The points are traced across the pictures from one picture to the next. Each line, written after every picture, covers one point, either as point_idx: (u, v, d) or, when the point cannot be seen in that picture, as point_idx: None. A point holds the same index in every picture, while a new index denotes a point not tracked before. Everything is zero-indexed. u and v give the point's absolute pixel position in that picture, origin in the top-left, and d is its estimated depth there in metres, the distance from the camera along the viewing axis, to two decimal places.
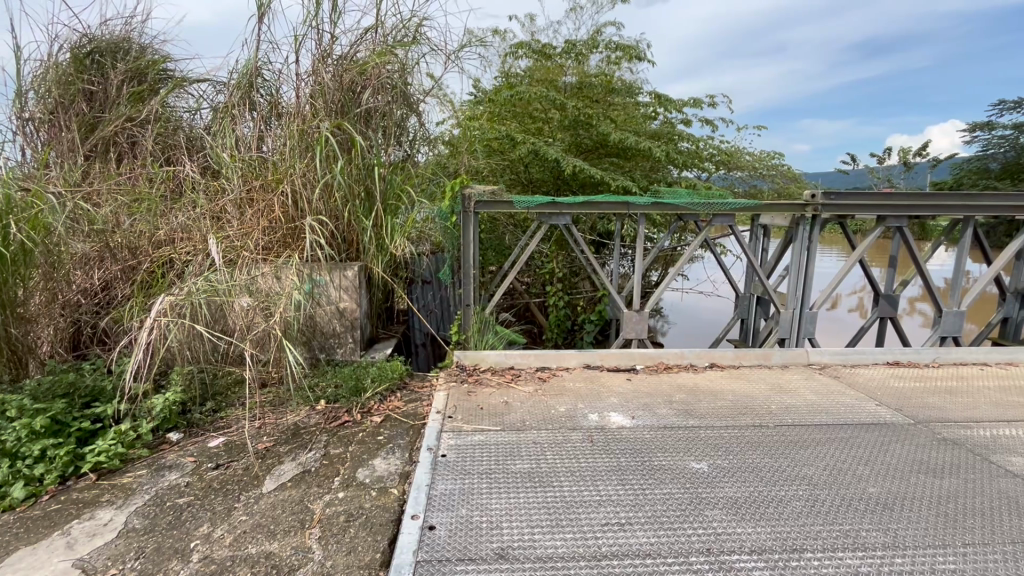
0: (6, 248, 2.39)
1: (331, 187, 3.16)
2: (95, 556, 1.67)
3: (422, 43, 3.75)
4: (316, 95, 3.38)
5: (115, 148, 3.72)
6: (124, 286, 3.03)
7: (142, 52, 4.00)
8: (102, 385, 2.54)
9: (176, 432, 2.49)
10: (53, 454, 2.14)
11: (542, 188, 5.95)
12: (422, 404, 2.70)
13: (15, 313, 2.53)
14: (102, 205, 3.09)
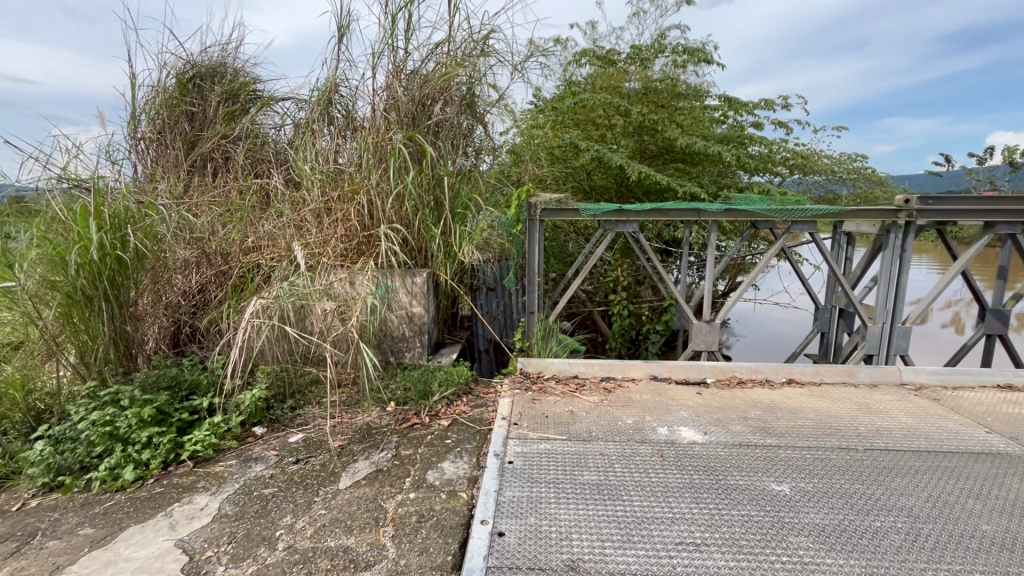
0: (124, 254, 2.70)
1: (403, 196, 3.29)
2: (193, 538, 1.81)
3: (490, 55, 3.84)
4: (390, 109, 3.54)
5: (211, 163, 4.07)
6: (218, 289, 3.29)
7: (236, 75, 4.37)
8: (199, 380, 2.76)
9: (261, 427, 2.67)
10: (157, 441, 2.37)
11: (604, 196, 5.89)
12: (487, 410, 2.73)
13: (129, 312, 2.83)
14: (201, 215, 3.39)
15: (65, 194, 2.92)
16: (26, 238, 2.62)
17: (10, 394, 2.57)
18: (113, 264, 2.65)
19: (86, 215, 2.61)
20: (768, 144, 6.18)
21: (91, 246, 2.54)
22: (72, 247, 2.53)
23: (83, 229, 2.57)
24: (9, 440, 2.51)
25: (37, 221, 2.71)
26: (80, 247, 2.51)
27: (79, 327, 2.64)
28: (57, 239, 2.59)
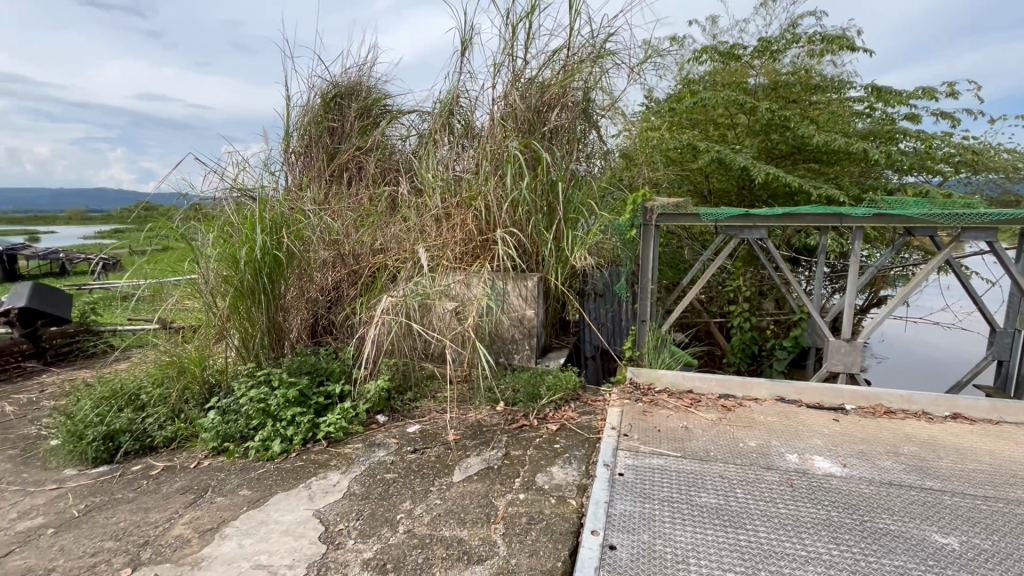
0: (279, 254, 3.11)
1: (518, 202, 3.38)
2: (328, 511, 2.02)
3: (607, 59, 3.80)
4: (507, 117, 3.66)
5: (347, 173, 4.52)
6: (350, 287, 3.63)
7: (370, 92, 4.81)
8: (333, 367, 3.05)
9: (383, 415, 2.91)
10: (300, 420, 2.70)
11: (723, 200, 5.53)
12: (596, 418, 2.69)
13: (280, 304, 3.24)
14: (339, 220, 3.77)
15: (237, 202, 3.44)
16: (208, 239, 3.13)
17: (192, 369, 3.07)
18: (271, 262, 3.07)
19: (252, 220, 3.05)
20: (927, 139, 5.36)
21: (255, 247, 2.97)
22: (241, 248, 2.97)
23: (250, 233, 3.01)
24: (190, 407, 3.02)
25: (216, 224, 3.22)
26: (248, 247, 2.94)
27: (243, 315, 3.08)
28: (230, 240, 3.06)
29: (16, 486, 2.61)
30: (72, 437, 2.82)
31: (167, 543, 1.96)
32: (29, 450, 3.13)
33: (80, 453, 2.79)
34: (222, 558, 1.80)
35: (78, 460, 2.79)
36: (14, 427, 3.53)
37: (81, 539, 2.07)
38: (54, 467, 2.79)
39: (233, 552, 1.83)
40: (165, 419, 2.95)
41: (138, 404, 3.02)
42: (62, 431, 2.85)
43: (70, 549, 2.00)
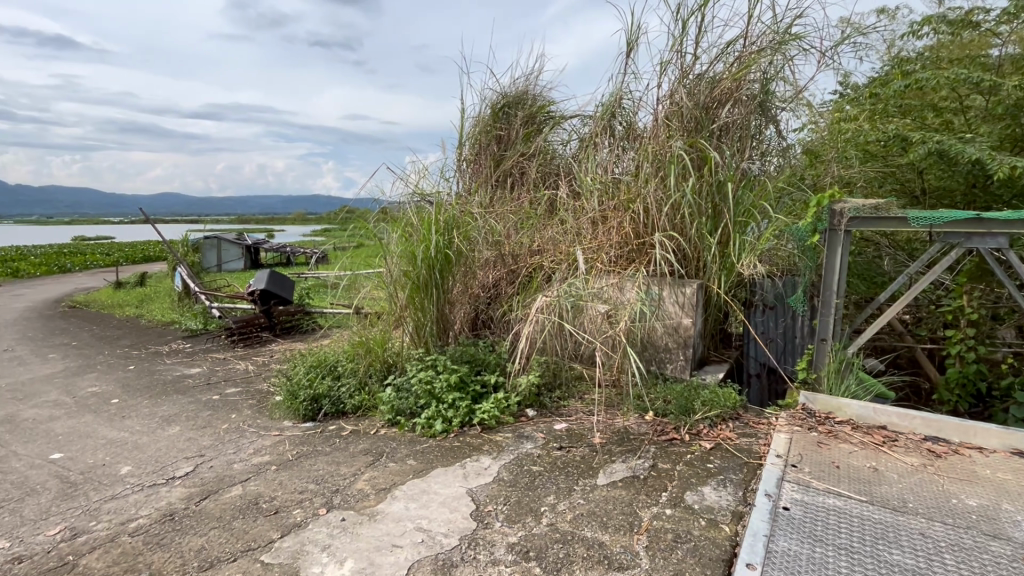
0: (450, 252, 3.46)
1: (679, 204, 3.23)
2: (480, 491, 2.19)
3: (793, 46, 3.41)
4: (672, 116, 3.51)
5: (511, 177, 4.80)
6: (508, 285, 3.85)
7: (534, 100, 5.04)
8: (488, 359, 3.25)
9: (532, 409, 3.05)
10: (459, 404, 2.98)
11: (942, 201, 4.55)
12: (758, 443, 2.44)
13: (448, 298, 3.60)
14: (501, 221, 4.02)
15: (418, 204, 3.90)
16: (394, 237, 3.62)
17: (376, 349, 3.59)
18: (443, 259, 3.44)
19: (429, 222, 3.45)
20: None
21: (431, 246, 3.38)
22: (419, 246, 3.40)
23: (427, 233, 3.43)
24: (373, 381, 3.53)
25: (401, 224, 3.69)
26: (425, 246, 3.36)
27: (418, 306, 3.50)
28: (411, 239, 3.50)
29: (253, 428, 3.34)
30: (290, 395, 3.51)
31: (352, 494, 2.33)
32: (262, 402, 3.97)
33: (294, 409, 3.45)
34: (392, 516, 2.07)
35: (293, 415, 3.45)
36: (254, 382, 4.51)
37: (293, 478, 2.57)
38: (277, 418, 3.50)
39: (401, 512, 2.09)
40: (354, 390, 3.49)
41: (335, 374, 3.62)
42: (284, 390, 3.57)
43: (286, 485, 2.50)
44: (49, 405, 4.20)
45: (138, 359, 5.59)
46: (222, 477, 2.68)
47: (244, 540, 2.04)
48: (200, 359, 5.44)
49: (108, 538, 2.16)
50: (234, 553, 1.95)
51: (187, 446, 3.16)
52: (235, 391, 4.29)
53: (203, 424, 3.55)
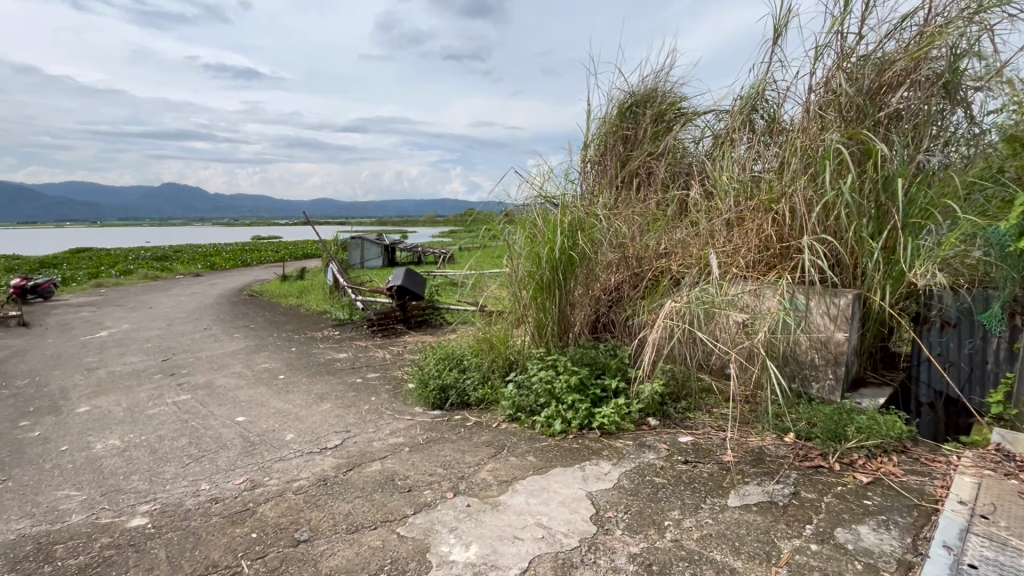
0: (573, 254, 3.49)
1: (834, 205, 2.89)
2: (599, 496, 2.17)
3: (994, 13, 2.85)
4: (828, 106, 3.14)
5: (637, 178, 4.67)
6: (632, 289, 3.77)
7: (665, 97, 4.85)
8: (608, 363, 3.21)
9: (654, 419, 2.94)
10: (578, 406, 2.98)
11: None
12: (932, 484, 2.08)
13: (570, 299, 3.62)
14: (626, 223, 3.94)
15: (543, 207, 3.97)
16: (519, 238, 3.73)
17: (499, 345, 3.73)
18: (566, 261, 3.48)
19: (554, 224, 3.50)
20: None
21: (555, 247, 3.43)
22: (544, 247, 3.47)
23: (552, 235, 3.49)
24: (495, 377, 3.67)
25: (525, 225, 3.78)
26: (549, 248, 3.42)
27: (540, 305, 3.57)
28: (536, 241, 3.59)
29: (389, 411, 3.69)
30: (421, 384, 3.81)
31: (476, 482, 2.46)
32: (397, 388, 4.36)
33: (424, 397, 3.73)
34: (514, 508, 2.15)
35: (423, 402, 3.73)
36: (390, 369, 4.98)
37: (424, 460, 2.79)
38: (409, 403, 3.81)
39: (522, 506, 2.16)
40: (478, 383, 3.68)
41: (461, 367, 3.84)
42: (416, 378, 3.88)
43: (418, 466, 2.72)
44: (235, 376, 5.05)
45: (299, 342, 6.49)
46: (364, 452, 3.00)
47: (384, 511, 2.27)
48: (346, 345, 6.14)
49: (277, 493, 2.54)
50: (375, 522, 2.18)
51: (337, 422, 3.58)
52: (375, 376, 4.77)
53: (350, 403, 4.00)
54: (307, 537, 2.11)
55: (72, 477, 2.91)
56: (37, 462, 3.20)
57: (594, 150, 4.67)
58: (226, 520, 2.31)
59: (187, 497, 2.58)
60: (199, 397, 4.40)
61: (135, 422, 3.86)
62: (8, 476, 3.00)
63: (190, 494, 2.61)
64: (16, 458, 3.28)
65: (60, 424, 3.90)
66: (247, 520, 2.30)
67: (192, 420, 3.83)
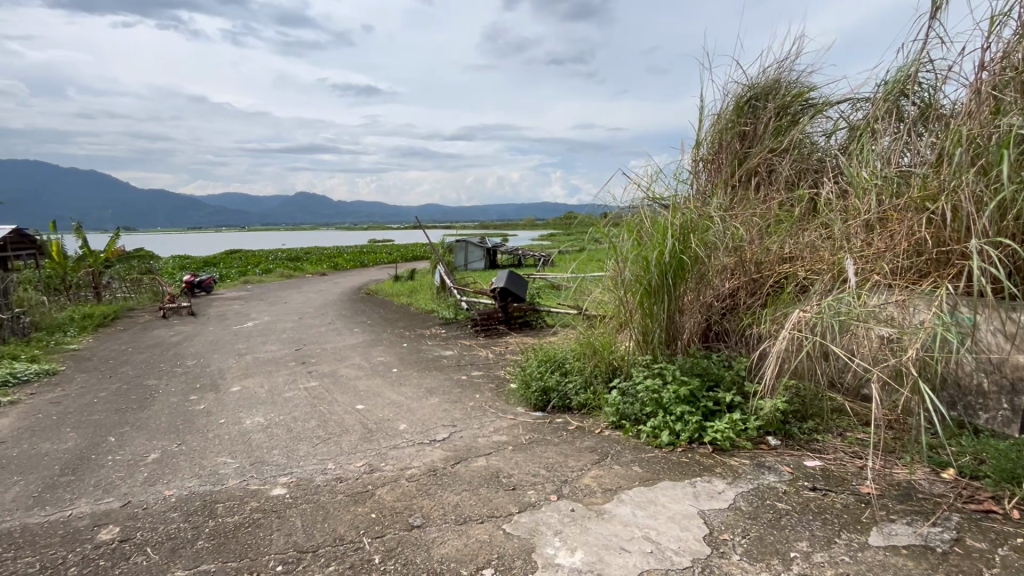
0: (684, 258, 3.33)
1: (1013, 202, 2.45)
2: (713, 515, 2.04)
3: None
4: (1005, 86, 2.68)
5: (756, 177, 4.32)
6: (749, 296, 3.52)
7: (790, 87, 4.42)
8: (722, 375, 3.00)
9: (775, 438, 2.70)
10: (688, 419, 2.83)
11: None
12: None
13: (679, 305, 3.45)
14: (744, 226, 3.68)
15: (652, 209, 3.83)
16: (626, 241, 3.63)
17: (602, 351, 3.67)
18: (676, 265, 3.33)
19: (664, 227, 3.36)
20: None
21: (665, 251, 3.30)
22: (653, 252, 3.35)
23: (662, 238, 3.35)
24: (598, 382, 3.61)
25: (631, 228, 3.67)
26: (658, 252, 3.29)
27: (647, 311, 3.45)
28: (644, 244, 3.47)
29: (493, 409, 3.80)
30: (523, 384, 3.87)
31: (580, 487, 2.44)
32: (500, 387, 4.47)
33: (526, 398, 3.79)
34: (619, 518, 2.10)
35: (525, 402, 3.79)
36: (493, 369, 5.12)
37: (527, 460, 2.82)
38: (512, 403, 3.89)
39: (629, 517, 2.10)
40: (581, 388, 3.64)
41: (563, 370, 3.83)
42: (519, 379, 3.95)
43: (521, 465, 2.77)
44: (355, 367, 5.53)
45: (409, 338, 6.93)
46: (470, 447, 3.11)
47: (489, 507, 2.34)
48: (452, 343, 6.44)
49: (393, 478, 2.73)
50: (482, 516, 2.25)
51: (445, 415, 3.77)
52: (479, 374, 4.95)
53: (456, 399, 4.18)
54: (420, 523, 2.24)
55: (229, 447, 3.38)
56: (202, 432, 3.76)
57: (707, 148, 4.41)
58: (350, 499, 2.53)
59: (317, 474, 2.87)
60: (325, 385, 4.88)
61: (275, 403, 4.38)
62: (182, 441, 3.56)
63: (319, 471, 2.90)
64: (187, 426, 3.89)
65: (218, 400, 4.56)
66: (367, 501, 2.49)
67: (320, 404, 4.26)
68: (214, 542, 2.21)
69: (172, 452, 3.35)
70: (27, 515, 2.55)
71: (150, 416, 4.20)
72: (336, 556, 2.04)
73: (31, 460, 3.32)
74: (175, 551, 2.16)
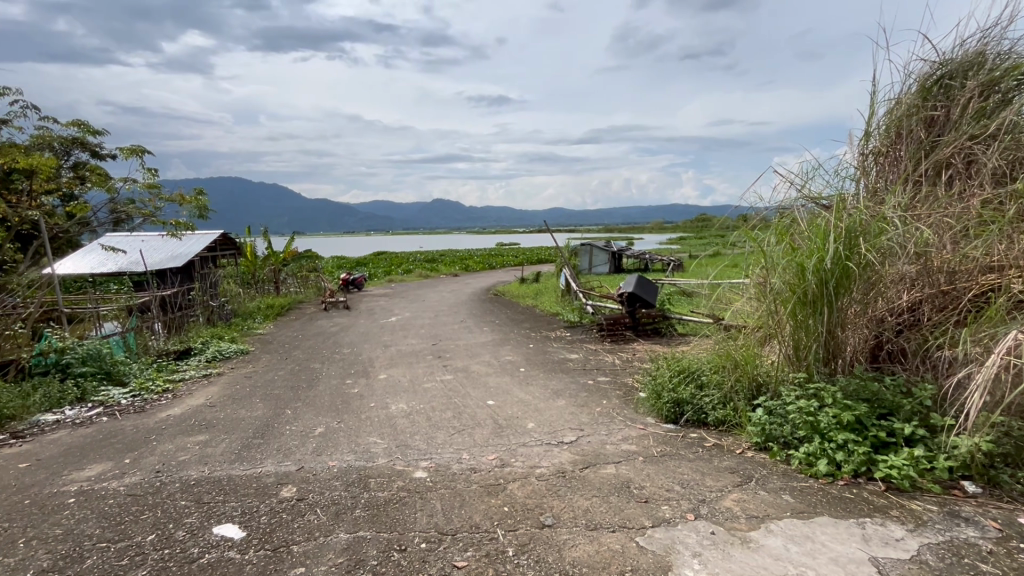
0: (850, 265, 2.91)
1: None
2: (891, 566, 1.80)
3: None
4: None
5: (948, 171, 3.60)
6: (936, 311, 2.98)
7: (1000, 59, 3.59)
8: (900, 403, 2.57)
9: (972, 484, 2.26)
10: (851, 448, 2.48)
11: None
12: None
13: (842, 319, 3.03)
14: (931, 228, 3.12)
15: (808, 209, 3.44)
16: (775, 246, 3.29)
17: (744, 364, 3.36)
18: (840, 273, 2.93)
19: (825, 231, 2.98)
20: None
21: (825, 257, 2.92)
22: (810, 257, 2.99)
23: (822, 242, 2.98)
24: (739, 398, 3.32)
25: (782, 230, 3.31)
26: (817, 257, 2.93)
27: (801, 323, 3.09)
28: (798, 249, 3.11)
29: (620, 417, 3.70)
30: (654, 394, 3.71)
31: (720, 509, 2.28)
32: (627, 394, 4.35)
33: (657, 408, 3.63)
34: (769, 550, 1.93)
35: (656, 413, 3.64)
36: (620, 375, 5.01)
37: (659, 473, 2.70)
38: (641, 412, 3.76)
39: (780, 550, 1.92)
40: (718, 402, 3.38)
41: (699, 382, 3.59)
42: (649, 388, 3.80)
43: (653, 478, 2.66)
44: (485, 364, 5.79)
45: (535, 340, 7.08)
46: (598, 453, 3.07)
47: (621, 516, 2.29)
48: (577, 347, 6.42)
49: (523, 475, 2.81)
50: (613, 525, 2.21)
51: (572, 419, 3.77)
52: (606, 380, 4.86)
53: (583, 403, 4.17)
54: (551, 522, 2.27)
55: (378, 429, 3.77)
56: (357, 412, 4.25)
57: (879, 140, 3.86)
58: (483, 490, 2.66)
59: (453, 462, 3.06)
60: (459, 379, 5.19)
61: (415, 393, 4.77)
62: (341, 420, 4.05)
63: (455, 460, 3.10)
64: (345, 407, 4.43)
65: (369, 386, 5.11)
66: (499, 494, 2.59)
67: (454, 397, 4.55)
68: (369, 513, 2.47)
69: (333, 428, 3.83)
70: (232, 468, 3.11)
71: (316, 394, 4.84)
72: (472, 542, 2.16)
73: (232, 423, 4.03)
74: (339, 515, 2.46)
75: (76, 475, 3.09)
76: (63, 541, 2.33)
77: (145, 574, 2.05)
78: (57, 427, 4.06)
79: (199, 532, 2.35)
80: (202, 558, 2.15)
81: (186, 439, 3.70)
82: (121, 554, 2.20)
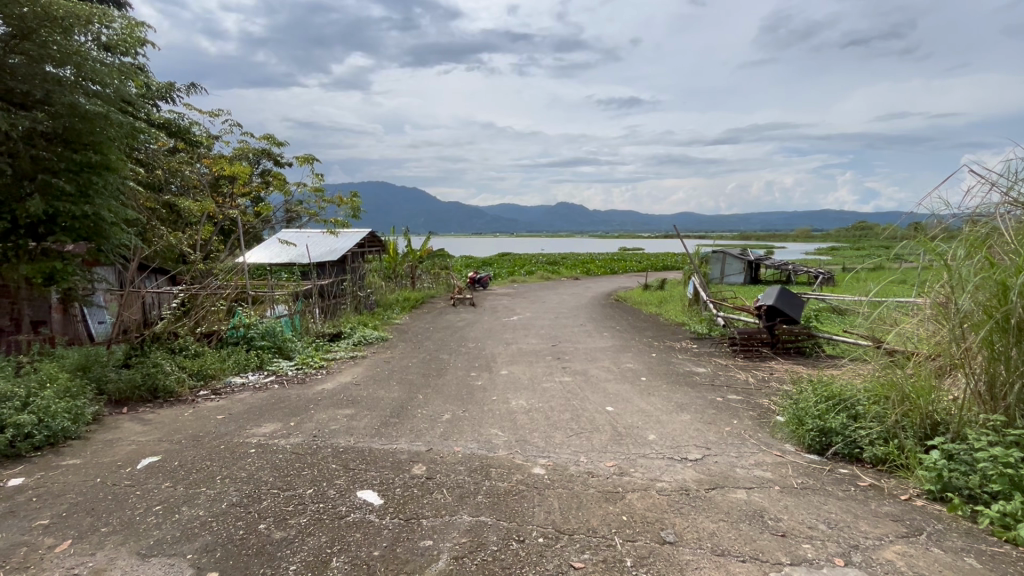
0: None
1: None
2: None
3: None
4: None
5: None
6: None
7: None
8: None
9: None
10: None
11: None
12: None
13: None
14: None
15: (1015, 218, 2.79)
16: (967, 259, 2.77)
17: (915, 397, 2.89)
18: None
19: None
20: None
21: None
22: (1018, 275, 2.50)
23: None
24: (906, 437, 2.85)
25: (978, 239, 2.78)
26: None
27: (998, 354, 2.59)
28: (1001, 265, 2.60)
29: (755, 440, 3.39)
30: (796, 420, 3.34)
31: (879, 561, 1.99)
32: (763, 416, 3.97)
33: (798, 435, 3.26)
34: None
35: (797, 441, 3.26)
36: (754, 395, 4.60)
37: (799, 507, 2.43)
38: (778, 437, 3.40)
39: None
40: (877, 437, 2.94)
41: (852, 412, 3.15)
42: (790, 412, 3.42)
43: (792, 511, 2.40)
44: (605, 369, 5.71)
45: (658, 349, 6.79)
46: (727, 476, 2.84)
47: (753, 546, 2.11)
48: (705, 360, 6.02)
49: (643, 487, 2.72)
50: (743, 554, 2.05)
51: (698, 435, 3.55)
52: (737, 399, 4.49)
53: (710, 420, 3.89)
54: (672, 539, 2.18)
55: (498, 422, 3.93)
56: (480, 404, 4.47)
57: None
58: (601, 495, 2.63)
59: (571, 463, 3.07)
60: (578, 382, 5.20)
61: (535, 391, 4.87)
62: (466, 409, 4.29)
63: (573, 461, 3.10)
64: (470, 397, 4.68)
65: (491, 379, 5.36)
66: (618, 502, 2.54)
67: (573, 399, 4.55)
68: (490, 499, 2.59)
69: (459, 416, 4.07)
70: (372, 441, 3.47)
71: (445, 384, 5.20)
72: (590, 545, 2.15)
73: (373, 402, 4.50)
74: (463, 498, 2.61)
75: (256, 430, 3.70)
76: (247, 482, 2.81)
77: (307, 521, 2.39)
78: (243, 388, 4.91)
79: (346, 493, 2.67)
80: (349, 516, 2.44)
81: (338, 410, 4.24)
82: (288, 501, 2.58)
